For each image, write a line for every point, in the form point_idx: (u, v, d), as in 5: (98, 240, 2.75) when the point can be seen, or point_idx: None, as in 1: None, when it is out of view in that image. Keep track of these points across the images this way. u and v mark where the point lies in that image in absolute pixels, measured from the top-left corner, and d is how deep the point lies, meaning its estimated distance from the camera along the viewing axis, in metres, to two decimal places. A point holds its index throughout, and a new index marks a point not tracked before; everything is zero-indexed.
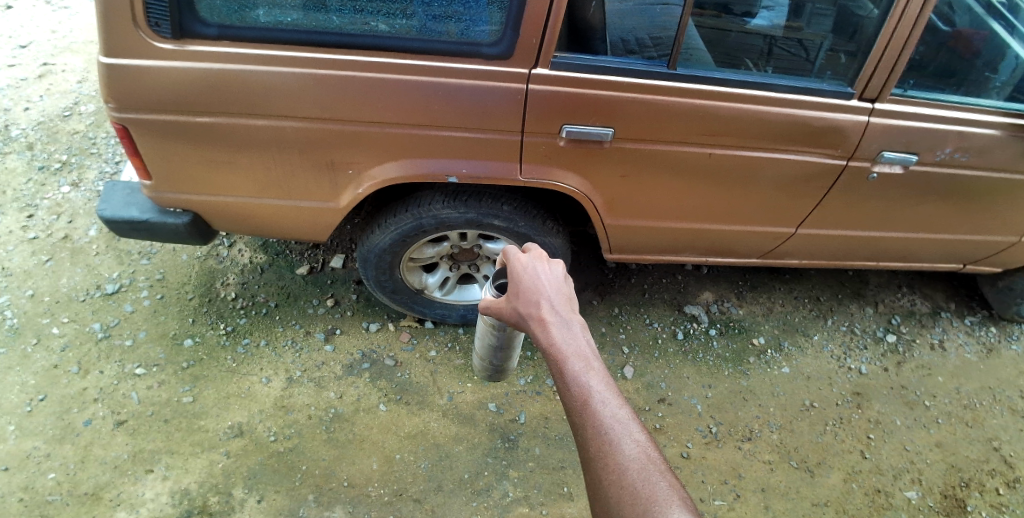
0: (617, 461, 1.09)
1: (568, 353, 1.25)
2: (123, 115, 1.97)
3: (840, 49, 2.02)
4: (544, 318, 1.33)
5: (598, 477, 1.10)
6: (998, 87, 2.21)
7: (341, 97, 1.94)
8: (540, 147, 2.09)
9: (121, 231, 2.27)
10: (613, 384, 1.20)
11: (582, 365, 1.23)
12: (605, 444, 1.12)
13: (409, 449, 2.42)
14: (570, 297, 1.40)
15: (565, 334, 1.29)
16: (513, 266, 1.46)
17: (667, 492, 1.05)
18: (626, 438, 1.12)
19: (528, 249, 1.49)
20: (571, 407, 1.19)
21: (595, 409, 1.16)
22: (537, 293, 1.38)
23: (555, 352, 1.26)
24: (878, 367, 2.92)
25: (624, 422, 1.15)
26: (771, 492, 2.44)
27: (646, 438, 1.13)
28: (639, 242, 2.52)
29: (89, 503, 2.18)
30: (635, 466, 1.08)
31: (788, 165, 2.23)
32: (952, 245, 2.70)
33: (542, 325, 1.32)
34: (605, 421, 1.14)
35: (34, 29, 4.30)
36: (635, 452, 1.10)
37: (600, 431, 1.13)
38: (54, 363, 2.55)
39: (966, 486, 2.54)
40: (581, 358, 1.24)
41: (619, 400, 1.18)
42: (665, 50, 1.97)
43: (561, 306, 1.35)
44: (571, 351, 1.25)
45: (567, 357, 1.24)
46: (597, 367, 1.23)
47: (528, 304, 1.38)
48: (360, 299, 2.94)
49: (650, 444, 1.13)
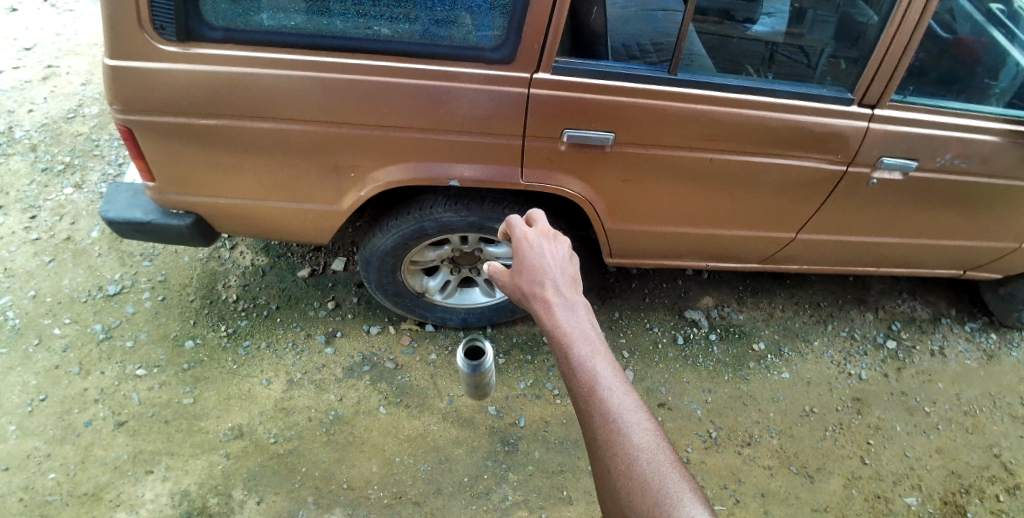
0: (626, 449, 1.10)
1: (574, 337, 1.26)
2: (128, 117, 1.98)
3: (841, 55, 2.03)
4: (550, 300, 1.33)
5: (606, 465, 1.11)
6: (999, 94, 2.21)
7: (344, 101, 1.95)
8: (542, 151, 2.10)
9: (124, 232, 2.28)
10: (619, 371, 1.21)
11: (589, 350, 1.23)
12: (614, 432, 1.12)
13: (408, 452, 2.42)
14: (575, 281, 1.40)
15: (572, 318, 1.29)
16: (518, 246, 1.46)
17: (678, 483, 1.06)
18: (635, 426, 1.13)
19: (533, 229, 1.50)
20: (577, 393, 1.20)
21: (602, 396, 1.17)
22: (543, 276, 1.38)
23: (561, 336, 1.27)
24: (878, 373, 2.92)
25: (631, 408, 1.16)
26: (770, 497, 2.44)
27: (654, 426, 1.14)
28: (640, 246, 2.53)
29: (89, 504, 2.19)
30: (644, 453, 1.09)
31: (788, 170, 2.23)
32: (953, 251, 2.70)
33: (548, 308, 1.32)
34: (614, 408, 1.15)
35: (38, 31, 4.32)
36: (644, 441, 1.11)
37: (608, 418, 1.14)
38: (55, 363, 2.55)
39: (966, 493, 2.54)
40: (587, 343, 1.25)
41: (626, 387, 1.19)
42: (666, 56, 2.00)
43: (566, 288, 1.36)
44: (577, 335, 1.26)
45: (573, 341, 1.25)
46: (603, 354, 1.24)
47: (533, 286, 1.37)
48: (361, 302, 2.94)
49: (658, 432, 1.14)
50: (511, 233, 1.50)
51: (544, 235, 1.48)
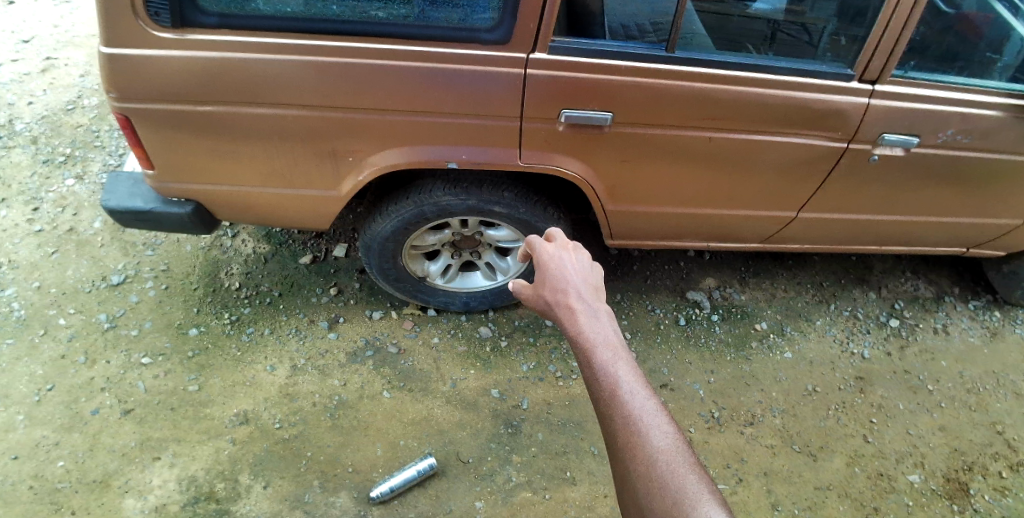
0: (647, 451, 1.10)
1: (596, 343, 1.26)
2: (125, 105, 1.98)
3: (842, 32, 2.01)
4: (572, 307, 1.34)
5: (626, 468, 1.11)
6: (1002, 68, 2.18)
7: (340, 85, 1.95)
8: (540, 133, 2.09)
9: (125, 222, 2.29)
10: (641, 375, 1.21)
11: (611, 354, 1.24)
12: (634, 435, 1.12)
13: (413, 435, 2.44)
14: (598, 288, 1.41)
15: (595, 325, 1.30)
16: (541, 257, 1.49)
17: (698, 487, 1.06)
18: (656, 429, 1.13)
19: (554, 240, 1.52)
20: (600, 396, 1.20)
21: (623, 399, 1.17)
22: (565, 284, 1.39)
23: (583, 341, 1.27)
24: (882, 351, 2.92)
25: (652, 412, 1.16)
26: (773, 476, 2.45)
27: (675, 431, 1.14)
28: (640, 228, 2.52)
29: (99, 490, 2.21)
30: (664, 456, 1.09)
31: (789, 148, 2.22)
32: (956, 229, 2.69)
33: (571, 315, 1.33)
34: (634, 411, 1.15)
35: (36, 23, 4.31)
36: (665, 444, 1.11)
37: (630, 421, 1.14)
38: (61, 353, 2.57)
39: (969, 470, 2.54)
40: (610, 347, 1.25)
41: (648, 391, 1.19)
42: (664, 35, 1.96)
43: (587, 296, 1.37)
44: (599, 340, 1.26)
45: (595, 346, 1.26)
46: (625, 358, 1.24)
47: (556, 294, 1.39)
48: (363, 288, 2.95)
49: (679, 435, 1.14)
50: (531, 247, 1.53)
51: (564, 247, 1.50)
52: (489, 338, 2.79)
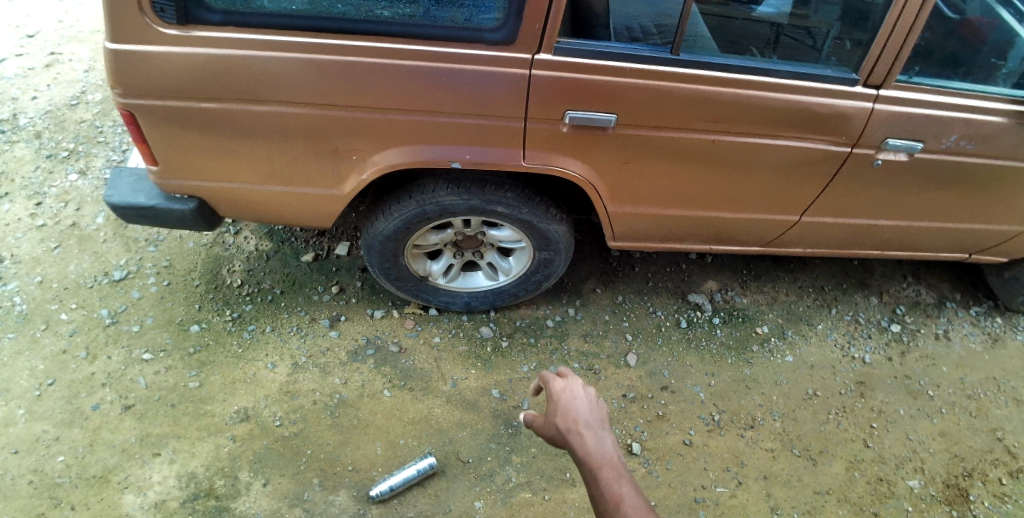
0: None
1: (602, 465, 1.40)
2: (130, 101, 1.99)
3: (846, 36, 2.01)
4: (581, 432, 1.47)
5: None
6: (1006, 74, 2.18)
7: (343, 83, 1.95)
8: (543, 134, 2.09)
9: (128, 217, 2.29)
10: (642, 494, 1.35)
11: (615, 474, 1.38)
12: None
13: (413, 434, 2.44)
14: (602, 414, 1.54)
15: (601, 447, 1.44)
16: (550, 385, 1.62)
17: None
18: None
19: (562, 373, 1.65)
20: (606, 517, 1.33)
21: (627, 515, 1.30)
22: (573, 409, 1.52)
23: (590, 464, 1.41)
24: (882, 356, 2.92)
25: None
26: (773, 479, 2.45)
27: None
28: (642, 230, 2.52)
29: (98, 485, 2.21)
30: None
31: (792, 152, 2.22)
32: (958, 234, 2.68)
33: (579, 437, 1.46)
34: None
35: (41, 18, 4.32)
36: None
37: None
38: (62, 348, 2.58)
39: (969, 476, 2.54)
40: (614, 468, 1.39)
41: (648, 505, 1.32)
42: (668, 37, 1.96)
43: (593, 420, 1.51)
44: (605, 461, 1.40)
45: (601, 466, 1.40)
46: (627, 478, 1.38)
47: (564, 420, 1.52)
48: (365, 286, 2.95)
49: None
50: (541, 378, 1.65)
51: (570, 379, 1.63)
52: (490, 338, 2.80)
